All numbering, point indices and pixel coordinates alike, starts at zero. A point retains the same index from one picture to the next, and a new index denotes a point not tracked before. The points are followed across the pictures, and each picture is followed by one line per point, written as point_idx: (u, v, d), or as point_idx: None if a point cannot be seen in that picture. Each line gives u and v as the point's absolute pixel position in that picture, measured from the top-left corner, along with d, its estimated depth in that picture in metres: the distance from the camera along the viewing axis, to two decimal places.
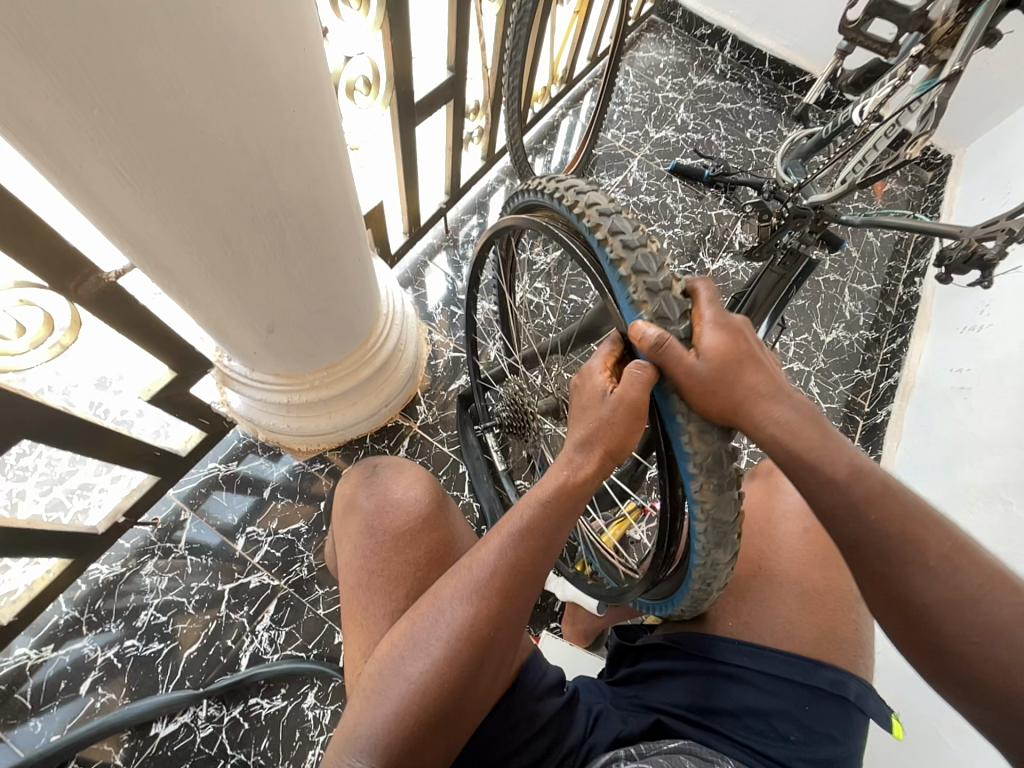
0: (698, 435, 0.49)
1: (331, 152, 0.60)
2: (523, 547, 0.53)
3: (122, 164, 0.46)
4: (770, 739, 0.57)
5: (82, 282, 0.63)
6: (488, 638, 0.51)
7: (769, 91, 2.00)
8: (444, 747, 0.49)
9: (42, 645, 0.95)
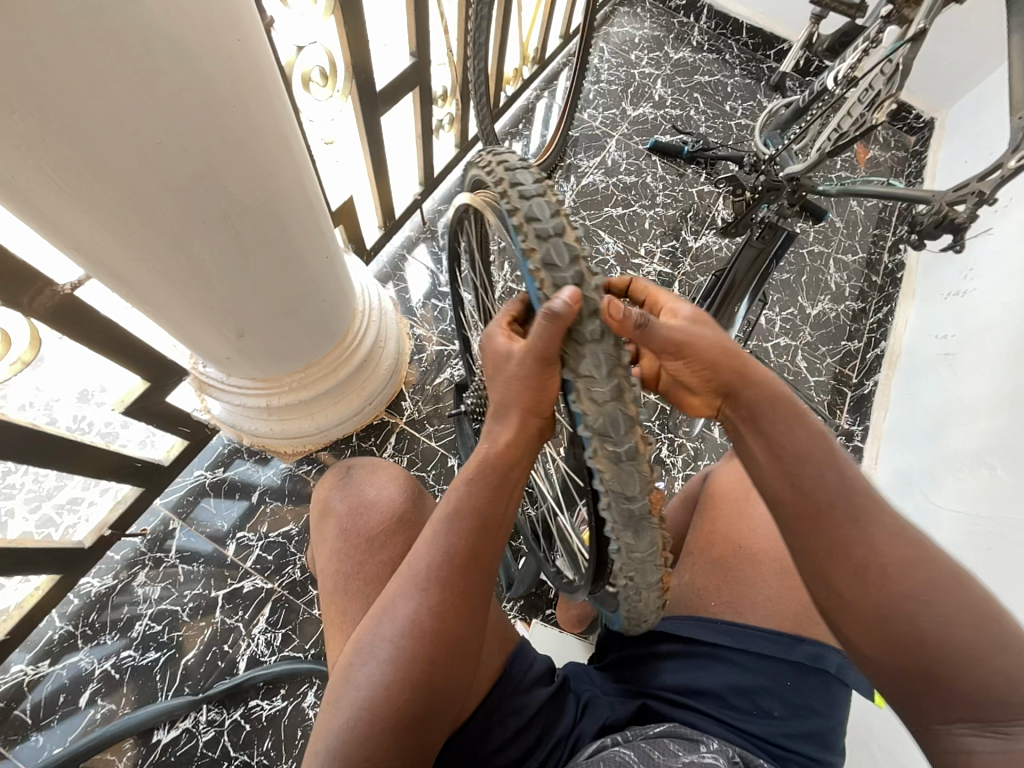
0: (585, 394, 0.47)
1: (278, 145, 0.59)
2: (475, 535, 0.52)
3: (56, 170, 0.45)
4: (752, 716, 0.59)
5: (36, 296, 0.62)
6: (445, 626, 0.50)
7: (747, 61, 1.96)
8: (417, 744, 0.48)
9: (38, 660, 0.96)
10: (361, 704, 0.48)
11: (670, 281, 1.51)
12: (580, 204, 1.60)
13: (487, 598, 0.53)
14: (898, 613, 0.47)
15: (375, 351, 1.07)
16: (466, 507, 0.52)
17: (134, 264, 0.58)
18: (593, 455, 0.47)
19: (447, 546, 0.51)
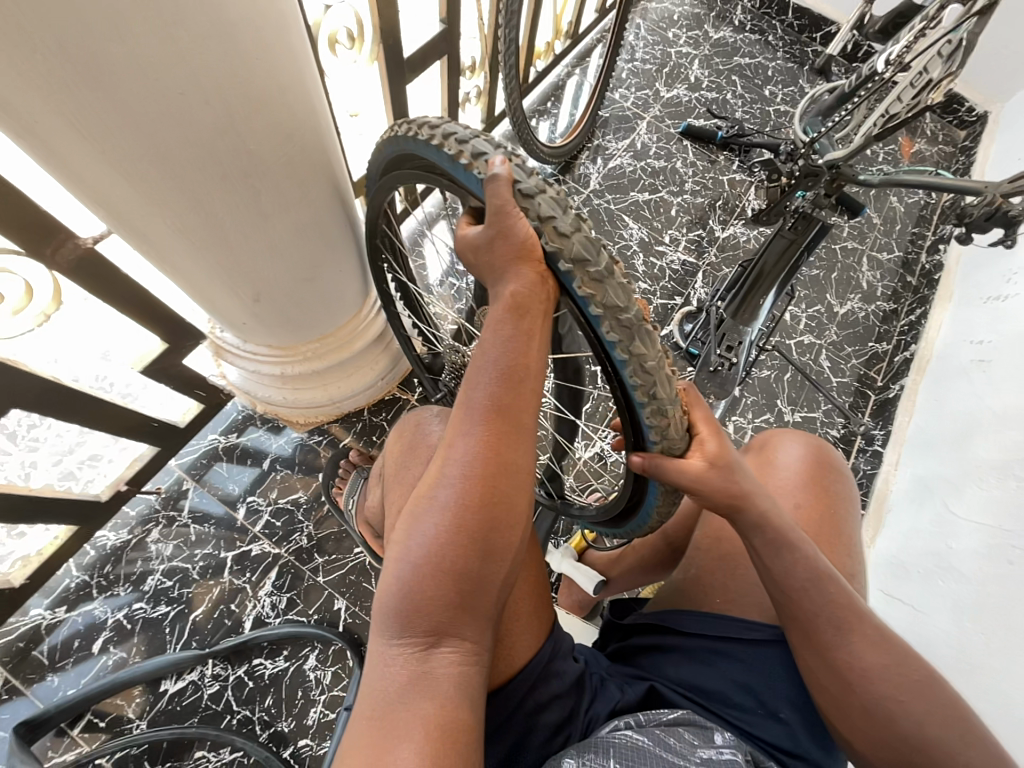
0: (553, 233, 0.49)
1: (303, 105, 0.58)
2: (515, 386, 0.51)
3: (77, 117, 0.45)
4: (759, 717, 0.57)
5: (59, 247, 0.63)
6: (479, 480, 0.48)
7: (791, 44, 1.87)
8: (468, 592, 0.47)
9: (56, 606, 1.00)
10: (407, 569, 0.47)
11: (694, 271, 1.47)
12: (606, 187, 1.56)
13: (525, 456, 0.50)
14: (880, 714, 0.52)
15: (389, 326, 1.06)
16: (492, 365, 0.51)
17: (161, 215, 0.57)
18: (612, 336, 0.51)
19: (477, 403, 0.50)
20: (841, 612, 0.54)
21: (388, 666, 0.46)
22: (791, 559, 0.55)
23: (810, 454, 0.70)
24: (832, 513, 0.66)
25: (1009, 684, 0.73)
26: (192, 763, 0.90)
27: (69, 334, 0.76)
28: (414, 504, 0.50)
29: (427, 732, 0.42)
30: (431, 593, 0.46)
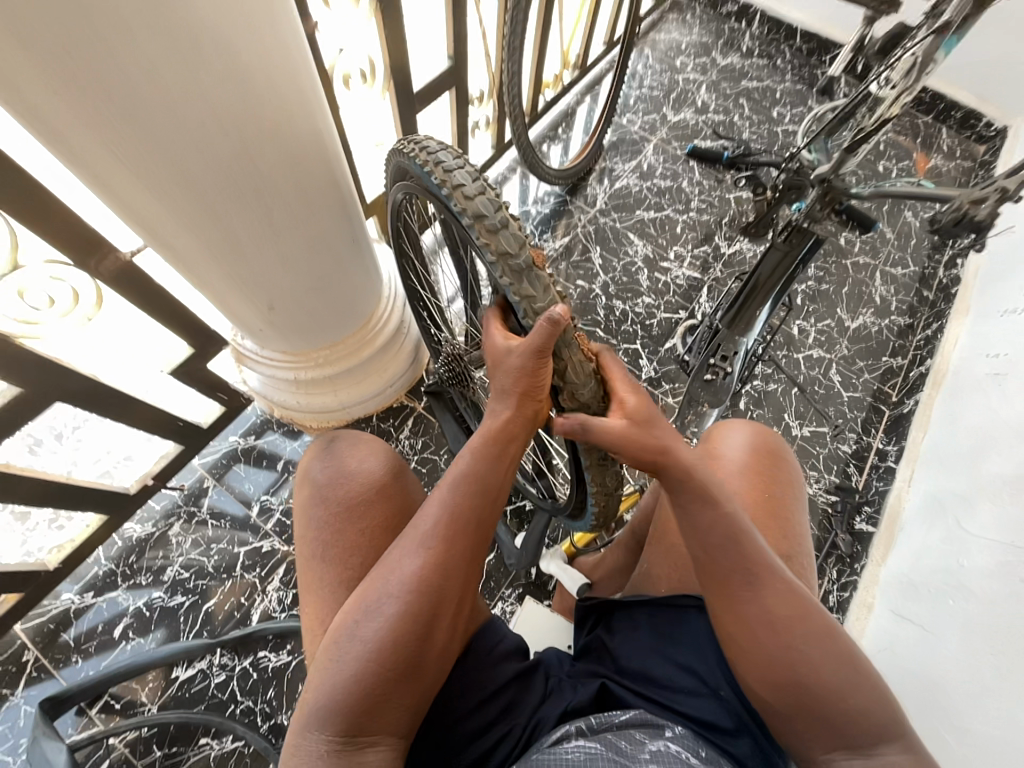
0: (462, 199, 0.58)
1: (311, 132, 0.66)
2: (483, 480, 0.58)
3: (116, 147, 0.53)
4: (701, 699, 0.58)
5: (101, 259, 0.72)
6: (434, 601, 0.53)
7: (800, 67, 1.90)
8: (418, 674, 0.52)
9: (84, 592, 1.07)
10: (366, 648, 0.50)
11: (699, 286, 1.49)
12: (612, 206, 1.61)
13: (475, 560, 0.57)
14: (784, 662, 0.52)
15: (397, 336, 1.12)
16: (465, 476, 0.58)
17: (185, 228, 0.65)
18: (505, 282, 0.57)
19: (443, 520, 0.56)
20: (758, 565, 0.55)
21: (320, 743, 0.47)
22: (706, 515, 0.57)
23: (751, 441, 0.71)
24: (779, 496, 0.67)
25: (1020, 709, 0.70)
26: (196, 749, 0.94)
27: (110, 340, 0.86)
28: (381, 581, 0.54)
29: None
30: (385, 676, 0.50)
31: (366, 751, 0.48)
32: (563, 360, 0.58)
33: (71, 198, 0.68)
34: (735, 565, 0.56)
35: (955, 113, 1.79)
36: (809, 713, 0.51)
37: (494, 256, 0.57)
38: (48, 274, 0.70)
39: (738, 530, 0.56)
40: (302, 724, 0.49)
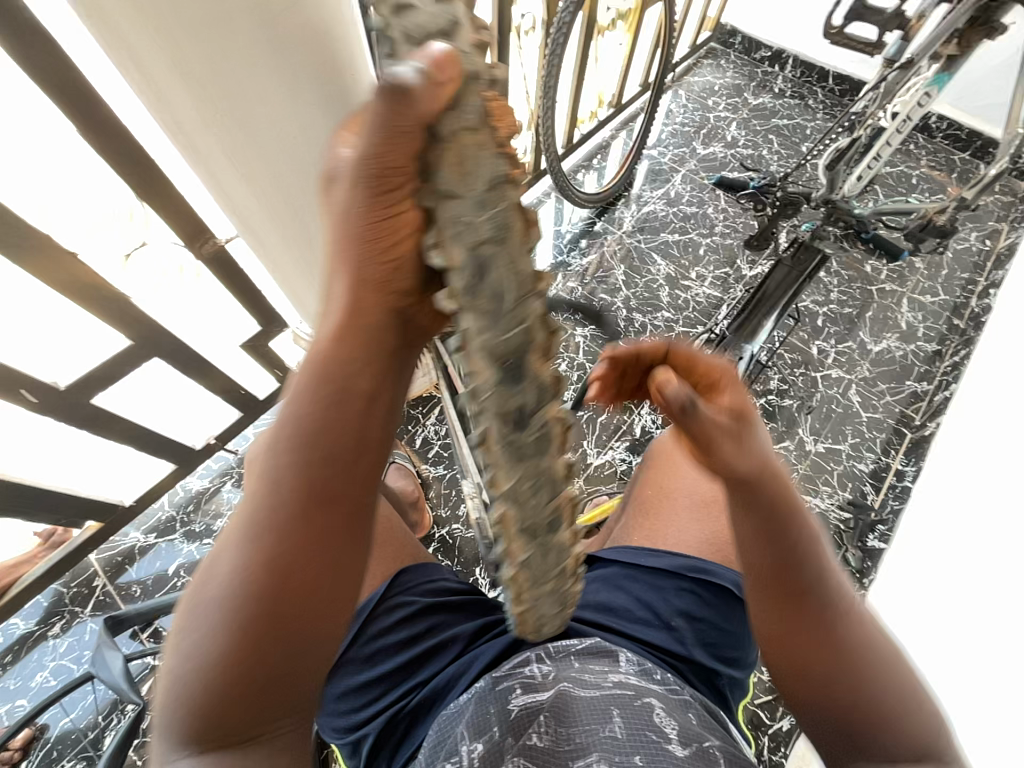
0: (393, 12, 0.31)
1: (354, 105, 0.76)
2: (336, 398, 0.46)
3: (211, 117, 0.65)
4: (649, 626, 0.67)
5: (205, 244, 0.94)
6: (307, 509, 0.46)
7: (830, 108, 2.00)
8: (300, 606, 0.46)
9: (149, 532, 1.24)
10: (225, 598, 0.45)
11: (718, 304, 1.56)
12: (638, 229, 1.72)
13: (360, 483, 0.48)
14: (832, 694, 0.53)
15: None
16: (299, 447, 0.46)
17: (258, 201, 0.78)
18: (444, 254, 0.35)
19: (308, 431, 0.46)
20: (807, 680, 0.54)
21: (193, 706, 0.44)
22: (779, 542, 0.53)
23: None
24: None
25: None
26: None
27: (199, 310, 1.03)
28: (238, 527, 0.47)
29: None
30: (265, 620, 0.45)
31: (243, 738, 0.46)
32: (448, 145, 0.33)
33: (178, 175, 0.84)
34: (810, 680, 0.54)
35: (992, 150, 1.80)
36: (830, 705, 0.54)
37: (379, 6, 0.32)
38: (176, 259, 0.93)
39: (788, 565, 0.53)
40: (167, 715, 0.46)
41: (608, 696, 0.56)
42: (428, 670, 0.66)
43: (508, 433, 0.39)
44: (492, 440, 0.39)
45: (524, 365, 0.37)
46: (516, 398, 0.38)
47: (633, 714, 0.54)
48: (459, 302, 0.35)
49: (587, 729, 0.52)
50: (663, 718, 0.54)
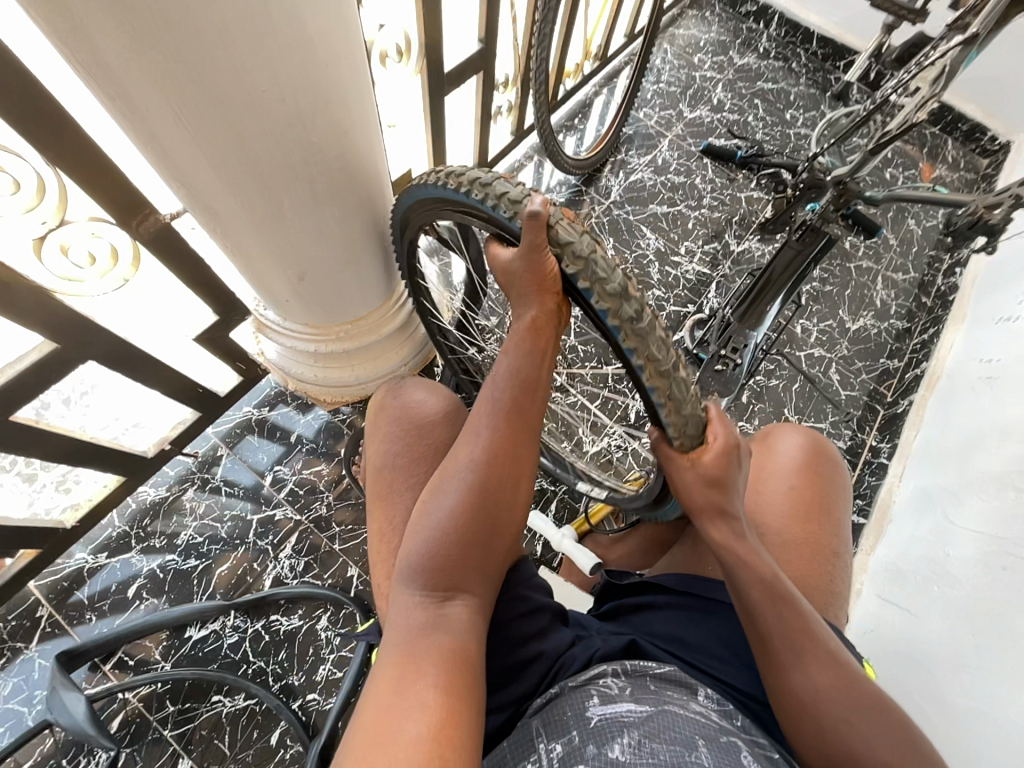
0: (507, 201, 0.62)
1: (349, 80, 0.66)
2: (529, 372, 0.64)
3: (172, 93, 0.54)
4: (732, 667, 0.63)
5: (143, 220, 0.78)
6: (500, 450, 0.62)
7: (814, 71, 1.92)
8: (494, 525, 0.61)
9: (98, 552, 1.09)
10: (444, 514, 0.60)
11: (707, 282, 1.52)
12: (626, 199, 1.62)
13: (530, 441, 0.64)
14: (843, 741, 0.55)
15: (411, 320, 1.12)
16: (510, 367, 0.65)
17: (218, 175, 0.64)
18: (572, 269, 0.59)
19: (504, 396, 0.64)
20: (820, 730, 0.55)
21: (418, 602, 0.57)
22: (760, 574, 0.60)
23: (805, 443, 0.83)
24: (820, 492, 0.79)
25: (997, 688, 0.75)
26: (209, 705, 0.98)
27: (140, 301, 0.88)
28: (450, 469, 0.62)
29: (444, 675, 0.50)
30: (474, 530, 0.60)
31: (449, 607, 0.57)
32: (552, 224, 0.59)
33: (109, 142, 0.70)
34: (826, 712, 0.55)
35: (961, 125, 1.80)
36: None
37: (492, 198, 0.64)
38: (90, 231, 0.74)
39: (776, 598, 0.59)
40: (400, 591, 0.58)
41: (692, 723, 0.52)
42: (519, 689, 0.62)
43: (647, 327, 0.59)
44: (633, 339, 0.59)
45: (630, 290, 0.58)
46: (635, 312, 0.59)
47: (720, 749, 0.50)
48: (592, 282, 0.58)
49: (670, 748, 0.48)
50: (750, 761, 0.50)
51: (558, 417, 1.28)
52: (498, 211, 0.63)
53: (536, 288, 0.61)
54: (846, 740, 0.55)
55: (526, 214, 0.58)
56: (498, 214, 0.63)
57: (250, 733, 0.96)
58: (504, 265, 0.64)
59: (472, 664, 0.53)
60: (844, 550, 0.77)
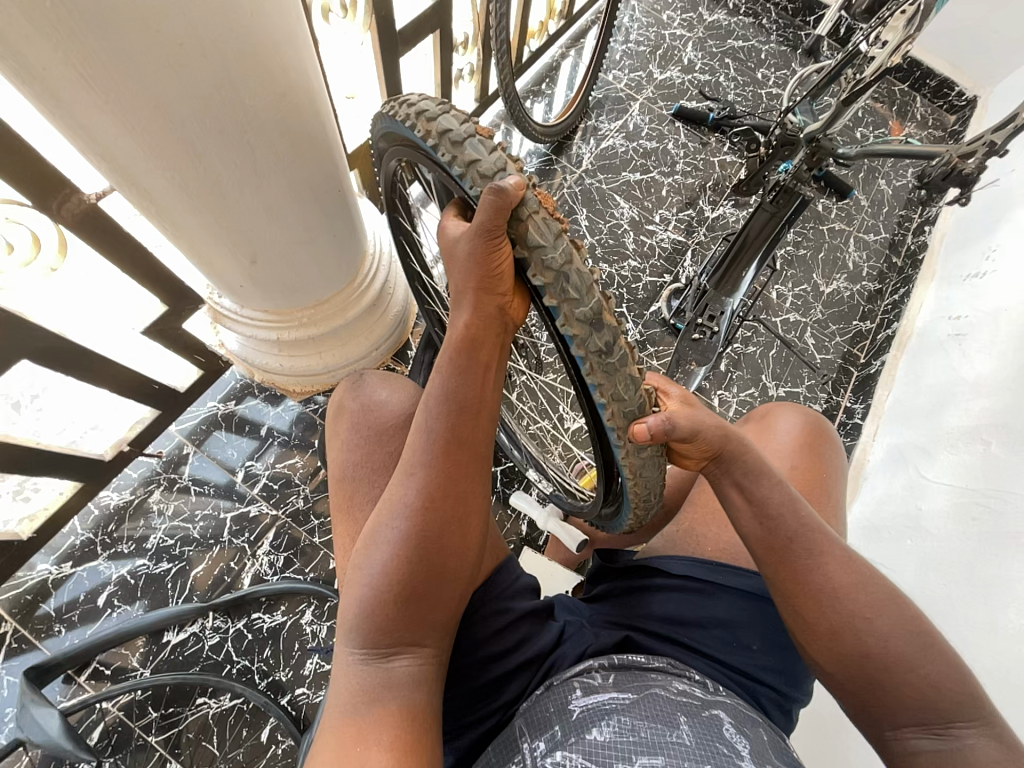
0: (478, 176, 0.52)
1: (282, 32, 0.60)
2: (463, 397, 0.58)
3: (80, 58, 0.48)
4: (725, 646, 0.64)
5: (64, 202, 0.71)
6: (436, 493, 0.57)
7: (784, 27, 1.87)
8: (435, 576, 0.56)
9: (62, 562, 1.04)
10: (378, 567, 0.55)
11: (683, 249, 1.50)
12: (598, 167, 1.57)
13: (472, 478, 0.59)
14: (867, 648, 0.56)
15: (381, 299, 1.07)
16: (440, 402, 0.58)
17: (148, 154, 0.59)
18: (540, 281, 0.50)
19: (441, 427, 0.58)
20: (850, 643, 0.57)
21: (360, 659, 0.54)
22: (765, 485, 0.61)
23: (804, 422, 0.84)
24: (819, 468, 0.80)
25: (972, 635, 0.78)
26: (194, 708, 0.96)
27: (77, 293, 0.82)
28: (386, 514, 0.57)
29: (388, 741, 0.49)
30: (413, 582, 0.55)
31: (393, 662, 0.54)
32: (524, 220, 0.50)
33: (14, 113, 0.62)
34: (848, 620, 0.57)
35: (929, 81, 1.78)
36: (873, 677, 0.56)
37: (462, 165, 0.53)
38: (4, 217, 0.68)
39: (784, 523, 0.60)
40: (343, 645, 0.55)
41: (675, 703, 0.55)
42: (508, 692, 0.62)
43: (610, 362, 0.52)
44: (598, 372, 0.52)
45: (604, 317, 0.51)
46: (605, 344, 0.51)
47: (701, 721, 0.53)
48: (558, 300, 0.50)
49: (652, 725, 0.51)
50: (732, 734, 0.52)
51: (537, 394, 1.27)
52: (461, 181, 0.53)
53: (480, 291, 0.55)
54: (853, 630, 0.57)
55: (488, 188, 0.48)
56: (465, 186, 0.53)
57: (239, 732, 0.94)
58: (452, 245, 0.56)
59: (422, 720, 0.52)
60: (839, 526, 0.77)
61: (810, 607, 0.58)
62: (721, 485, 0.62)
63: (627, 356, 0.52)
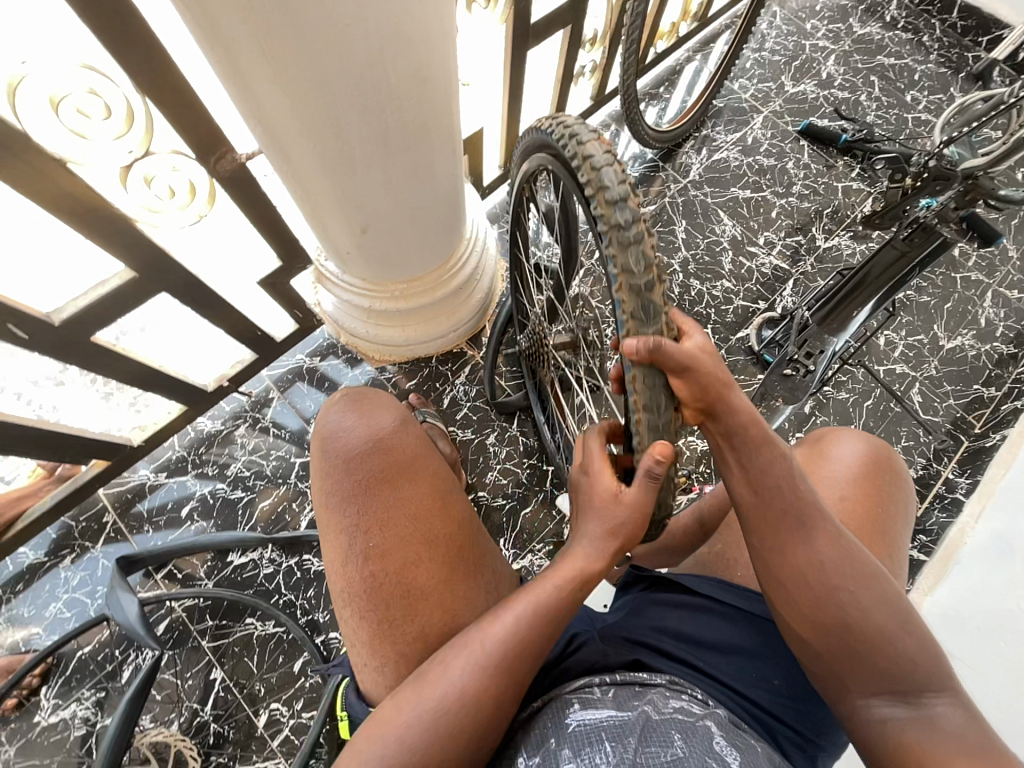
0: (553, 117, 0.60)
1: (434, 18, 0.62)
2: (576, 571, 0.56)
3: (259, 33, 0.53)
4: (744, 677, 0.60)
5: (220, 159, 0.79)
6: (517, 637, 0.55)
7: (949, 46, 1.67)
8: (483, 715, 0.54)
9: (158, 471, 1.18)
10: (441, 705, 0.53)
11: (785, 277, 1.39)
12: (706, 179, 1.50)
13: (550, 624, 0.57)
14: (847, 619, 0.54)
15: (467, 284, 1.10)
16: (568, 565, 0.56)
17: (298, 125, 0.64)
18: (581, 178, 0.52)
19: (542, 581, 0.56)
20: (836, 617, 0.54)
21: None
22: (766, 453, 0.54)
23: (865, 452, 0.75)
24: (877, 505, 0.71)
25: None
26: (243, 626, 1.05)
27: (214, 241, 0.92)
28: (462, 654, 0.54)
29: None
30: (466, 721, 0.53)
31: None
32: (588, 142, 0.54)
33: (195, 75, 0.71)
34: (832, 592, 0.54)
35: None
36: (852, 651, 0.54)
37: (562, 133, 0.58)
38: (171, 163, 0.75)
39: (780, 487, 0.55)
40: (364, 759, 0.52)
41: (669, 719, 0.52)
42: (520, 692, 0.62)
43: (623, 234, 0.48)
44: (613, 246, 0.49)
45: (632, 201, 0.49)
46: (625, 220, 0.49)
47: (696, 737, 0.50)
48: (592, 186, 0.51)
49: (644, 746, 0.49)
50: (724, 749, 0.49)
51: None
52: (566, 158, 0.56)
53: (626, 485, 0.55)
54: (838, 600, 0.54)
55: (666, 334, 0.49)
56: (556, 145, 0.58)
57: (276, 658, 1.03)
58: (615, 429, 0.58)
59: None
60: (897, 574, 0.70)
61: (790, 575, 0.55)
62: (715, 444, 0.56)
63: (646, 235, 0.49)
